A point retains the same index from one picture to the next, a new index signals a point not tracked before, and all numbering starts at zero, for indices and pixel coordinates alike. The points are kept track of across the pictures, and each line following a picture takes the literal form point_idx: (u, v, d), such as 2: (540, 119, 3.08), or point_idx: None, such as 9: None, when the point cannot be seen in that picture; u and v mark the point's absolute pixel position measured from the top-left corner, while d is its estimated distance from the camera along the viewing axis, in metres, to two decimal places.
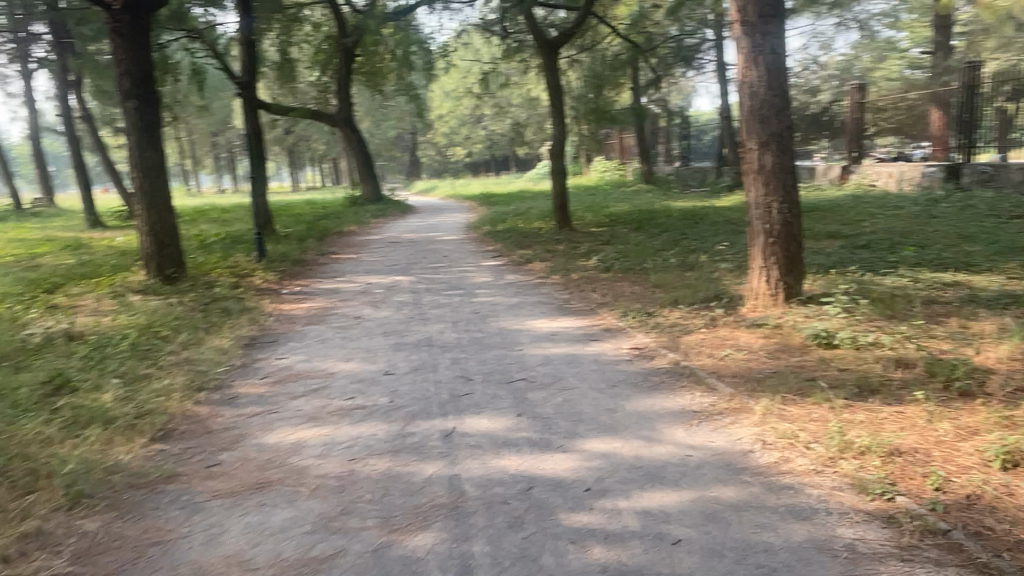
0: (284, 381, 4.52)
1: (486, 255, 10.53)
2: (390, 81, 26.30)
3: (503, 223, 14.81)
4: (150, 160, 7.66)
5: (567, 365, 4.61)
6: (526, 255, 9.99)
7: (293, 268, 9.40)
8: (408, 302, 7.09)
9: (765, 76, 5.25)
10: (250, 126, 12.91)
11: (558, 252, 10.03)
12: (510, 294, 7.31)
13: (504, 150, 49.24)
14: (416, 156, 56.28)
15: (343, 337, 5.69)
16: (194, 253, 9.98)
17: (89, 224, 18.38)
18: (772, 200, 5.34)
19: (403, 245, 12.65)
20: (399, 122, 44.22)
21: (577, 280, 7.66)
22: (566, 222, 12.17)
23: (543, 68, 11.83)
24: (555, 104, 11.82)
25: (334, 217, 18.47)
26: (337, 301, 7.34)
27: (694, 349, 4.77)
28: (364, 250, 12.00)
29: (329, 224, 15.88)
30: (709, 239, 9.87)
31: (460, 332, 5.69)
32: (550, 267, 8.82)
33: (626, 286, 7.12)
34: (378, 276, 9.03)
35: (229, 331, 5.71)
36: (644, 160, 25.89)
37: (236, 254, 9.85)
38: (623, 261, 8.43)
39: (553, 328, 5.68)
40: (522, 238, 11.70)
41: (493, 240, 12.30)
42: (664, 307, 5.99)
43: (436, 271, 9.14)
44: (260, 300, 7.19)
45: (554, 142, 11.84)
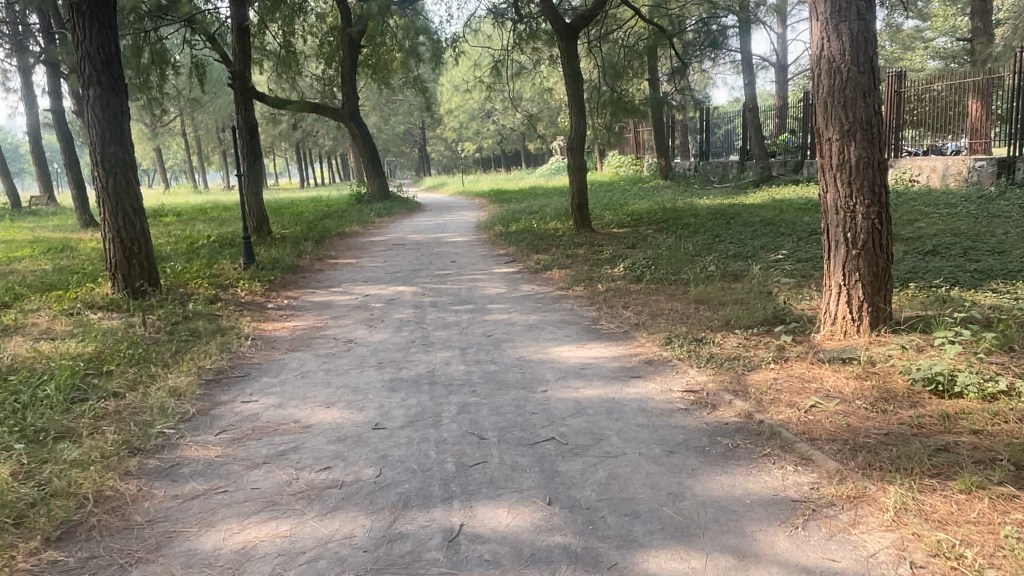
0: (244, 439, 3.52)
1: (498, 261, 9.53)
2: (397, 74, 25.35)
3: (516, 222, 13.80)
4: (116, 156, 6.64)
5: (607, 418, 3.59)
6: (543, 261, 8.99)
7: (285, 276, 8.44)
8: (410, 321, 6.10)
9: (850, 47, 4.23)
10: (242, 119, 11.93)
11: (578, 257, 9.02)
12: (528, 311, 6.30)
13: (515, 145, 48.19)
14: (425, 151, 55.31)
15: (328, 370, 4.70)
16: (177, 258, 9.03)
17: (81, 224, 17.48)
18: (857, 203, 4.33)
19: (408, 248, 11.69)
20: (408, 117, 43.27)
21: (605, 293, 6.64)
22: (585, 223, 11.15)
23: (560, 54, 10.80)
24: (572, 94, 10.78)
25: (338, 216, 17.54)
26: (328, 318, 6.35)
27: (768, 394, 3.75)
28: (366, 254, 11.04)
29: (329, 224, 14.91)
30: (747, 243, 8.84)
31: (470, 364, 4.69)
32: (572, 275, 7.82)
33: (662, 302, 6.11)
34: (378, 285, 8.05)
35: (191, 363, 4.72)
36: (661, 155, 24.79)
37: (223, 259, 8.88)
38: (654, 270, 7.42)
39: (582, 360, 4.66)
40: (537, 241, 10.69)
41: (506, 242, 11.31)
42: (715, 332, 4.97)
43: (442, 280, 8.15)
44: (239, 318, 6.21)
45: (572, 135, 10.82)
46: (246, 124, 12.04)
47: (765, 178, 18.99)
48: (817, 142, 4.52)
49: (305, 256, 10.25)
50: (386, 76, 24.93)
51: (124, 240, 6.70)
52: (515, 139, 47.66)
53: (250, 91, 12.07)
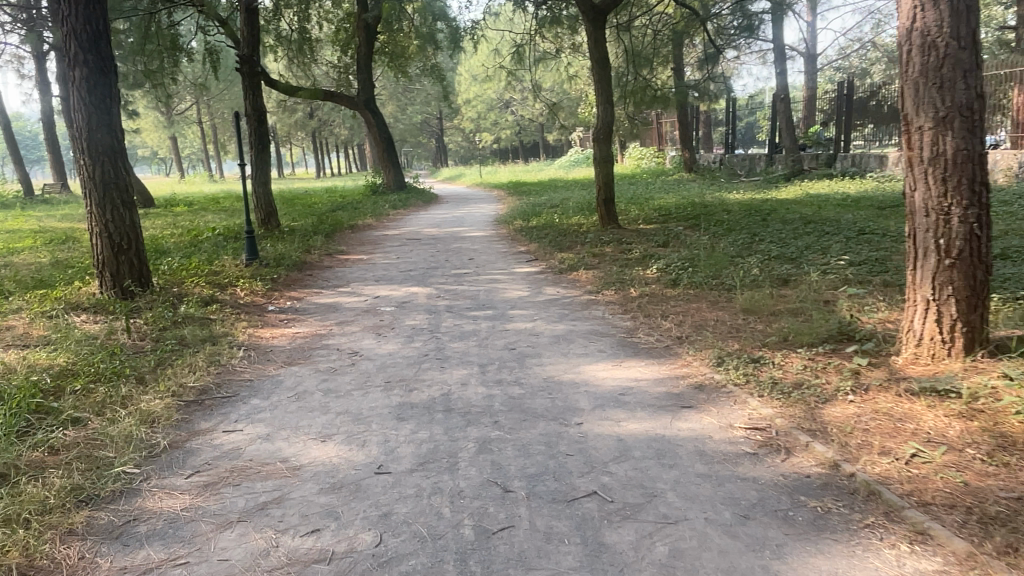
0: (218, 484, 2.91)
1: (518, 259, 8.89)
2: (415, 62, 24.72)
3: (537, 217, 13.15)
4: (104, 143, 6.04)
5: (658, 464, 2.94)
6: (568, 260, 8.34)
7: (291, 274, 7.86)
8: (422, 329, 5.49)
9: (949, 19, 3.55)
10: (251, 106, 11.32)
11: (605, 256, 8.36)
12: (554, 319, 5.65)
13: (533, 135, 47.42)
14: (442, 142, 54.67)
15: (328, 390, 4.10)
16: (178, 253, 8.49)
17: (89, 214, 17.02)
18: (953, 204, 3.64)
19: (423, 243, 11.10)
20: (425, 106, 42.61)
21: (639, 299, 5.98)
22: (611, 218, 10.48)
23: (588, 37, 10.08)
24: (599, 81, 10.09)
25: (352, 208, 16.99)
26: (333, 324, 5.75)
27: (855, 437, 3.08)
28: (379, 249, 10.46)
29: (342, 216, 14.37)
30: (789, 243, 8.14)
31: (490, 386, 4.05)
32: (600, 277, 7.17)
33: (705, 311, 5.46)
34: (389, 285, 7.44)
35: (172, 381, 4.13)
36: (686, 147, 24.00)
37: (225, 254, 8.32)
38: (692, 272, 6.77)
39: (621, 384, 4.00)
40: (560, 237, 10.05)
41: (526, 238, 10.69)
42: (773, 350, 4.31)
43: (459, 281, 7.54)
44: (233, 324, 5.63)
45: (599, 125, 10.14)
46: (254, 111, 11.42)
47: (796, 172, 18.18)
48: (903, 131, 3.84)
49: (314, 251, 9.68)
50: (404, 65, 24.30)
51: (113, 235, 6.11)
52: (534, 129, 46.90)
53: (258, 77, 11.48)
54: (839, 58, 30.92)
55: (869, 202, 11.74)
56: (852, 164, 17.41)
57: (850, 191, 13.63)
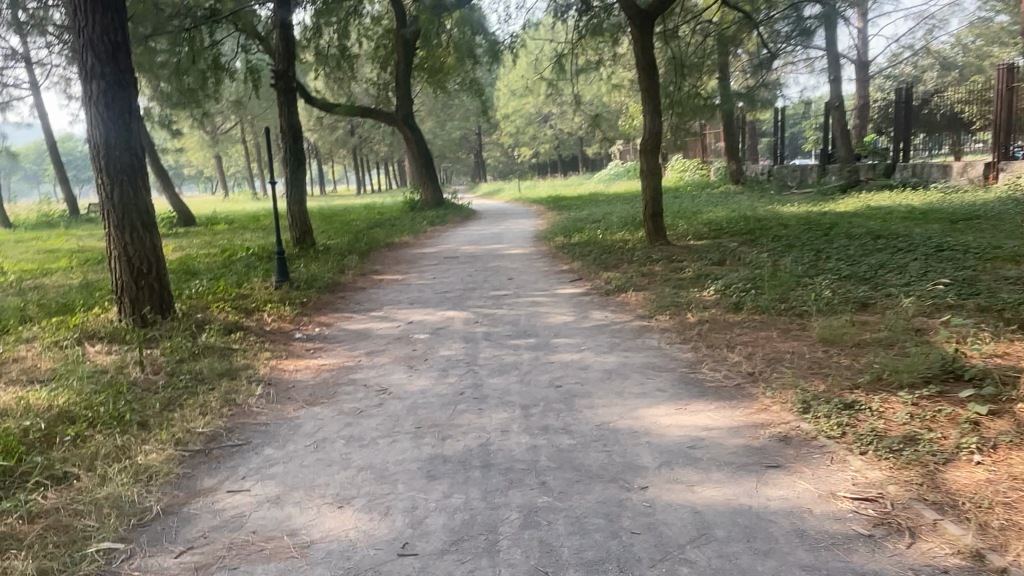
0: (211, 567, 2.42)
1: (561, 279, 8.33)
2: (454, 77, 24.45)
3: (579, 233, 12.59)
4: (123, 161, 5.70)
5: (749, 551, 2.34)
6: (615, 280, 7.76)
7: (322, 297, 7.45)
8: (459, 360, 4.97)
9: None
10: (285, 122, 11.02)
11: (656, 276, 7.75)
12: (604, 349, 5.08)
13: (572, 149, 46.93)
14: (480, 157, 54.54)
15: (352, 436, 3.59)
16: (208, 275, 8.16)
17: None
18: None
19: (460, 262, 10.64)
20: (464, 122, 42.47)
21: (700, 327, 5.37)
22: (659, 234, 9.86)
23: (634, 44, 9.49)
24: (646, 89, 9.52)
25: (390, 224, 16.67)
26: (361, 354, 5.27)
27: (996, 515, 2.46)
28: (415, 268, 10.03)
29: (379, 234, 14.01)
30: (859, 261, 7.44)
31: (536, 433, 3.50)
32: (652, 300, 6.58)
33: (777, 342, 4.84)
34: (424, 309, 6.95)
35: (179, 425, 3.70)
36: (732, 159, 23.21)
37: (255, 276, 7.97)
38: (756, 296, 6.13)
39: (689, 434, 3.41)
40: (605, 255, 9.47)
41: (569, 256, 10.14)
42: (868, 393, 3.68)
43: (499, 304, 7.02)
44: (255, 354, 5.20)
45: (647, 136, 9.55)
46: (289, 128, 11.10)
47: (852, 183, 17.28)
48: None
49: (348, 271, 9.29)
50: (443, 80, 24.05)
51: (132, 258, 5.76)
52: (573, 143, 46.40)
53: (293, 93, 11.18)
54: (890, 65, 29.78)
55: (939, 215, 10.90)
56: (912, 174, 16.46)
57: (915, 204, 12.77)
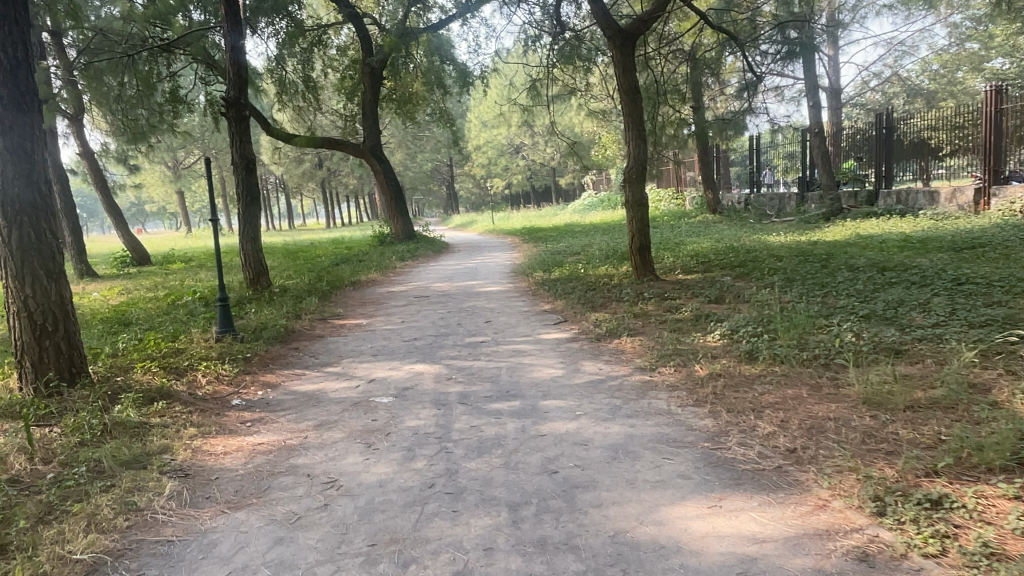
0: None
1: (543, 322, 7.47)
2: (423, 108, 23.79)
3: (558, 267, 11.78)
4: (24, 198, 4.67)
5: None
6: (604, 322, 6.91)
7: (272, 351, 6.50)
8: (428, 434, 4.06)
9: None
10: (237, 154, 10.15)
11: (649, 317, 6.94)
12: (605, 415, 4.19)
13: (545, 180, 46.53)
14: (452, 188, 53.91)
15: (283, 562, 2.67)
16: (142, 327, 7.17)
17: (77, 274, 16.61)
18: None
19: (432, 301, 9.75)
20: (434, 153, 41.88)
21: (714, 383, 4.55)
22: (647, 269, 9.07)
23: (615, 65, 8.79)
24: (629, 114, 8.80)
25: (357, 261, 15.75)
26: (309, 427, 4.33)
27: None
28: (381, 310, 9.12)
29: (343, 271, 13.07)
30: (874, 297, 6.72)
31: (530, 554, 2.61)
32: (651, 347, 5.74)
33: (811, 404, 4.03)
34: (388, 362, 6.03)
35: (48, 550, 2.74)
36: (709, 188, 22.74)
37: (195, 327, 7.00)
38: (772, 342, 5.35)
39: (736, 552, 2.54)
40: (591, 293, 8.66)
41: (550, 294, 9.32)
42: (959, 487, 2.84)
43: (475, 354, 6.14)
44: (178, 433, 4.25)
45: (632, 162, 8.80)
46: (242, 159, 10.23)
47: (835, 211, 16.79)
48: None
49: (305, 316, 8.36)
50: (412, 112, 23.40)
51: (34, 315, 4.74)
52: (545, 174, 46.00)
53: (246, 121, 10.32)
54: (860, 93, 29.83)
55: (938, 243, 10.34)
56: (896, 201, 16.16)
57: (907, 231, 12.24)
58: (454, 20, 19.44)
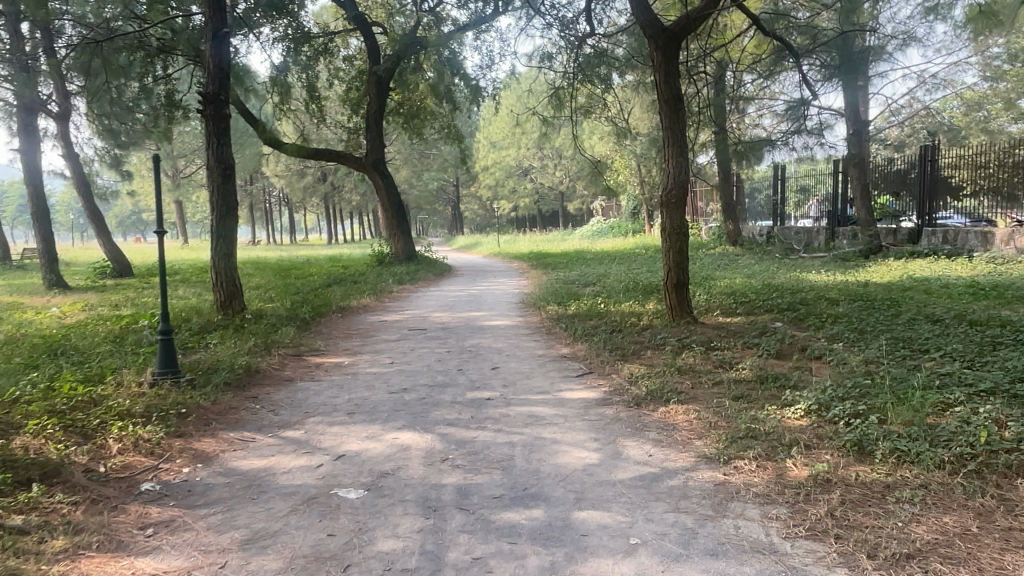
0: None
1: (564, 373, 6.05)
2: (432, 123, 22.59)
3: (575, 301, 10.36)
4: None
5: None
6: (642, 379, 5.49)
7: (223, 401, 5.11)
8: (408, 572, 2.65)
9: None
10: (212, 158, 8.85)
11: (698, 374, 5.55)
12: (677, 549, 2.79)
13: (553, 205, 45.32)
14: (458, 210, 52.86)
15: None
16: (67, 363, 5.78)
17: (48, 285, 15.28)
18: None
19: (429, 336, 8.35)
20: (441, 173, 40.81)
21: (826, 498, 3.17)
22: (683, 310, 7.65)
23: (657, 71, 7.45)
24: (669, 128, 7.48)
25: (351, 282, 14.38)
26: (232, 544, 2.92)
27: None
28: (367, 346, 7.71)
29: (333, 295, 11.70)
30: (986, 362, 5.30)
31: None
32: (711, 423, 4.34)
33: (997, 552, 2.65)
34: (364, 426, 4.61)
35: None
36: (730, 219, 21.41)
37: (133, 364, 5.63)
38: (883, 428, 3.94)
39: None
40: (617, 336, 7.26)
41: (567, 334, 7.91)
42: None
43: (479, 419, 4.72)
44: (36, 548, 2.85)
45: (670, 184, 7.43)
46: (218, 164, 8.90)
47: (874, 249, 15.40)
48: None
49: (276, 350, 6.97)
50: (419, 127, 22.19)
51: None
52: (553, 199, 44.87)
53: (226, 121, 9.00)
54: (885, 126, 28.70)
55: (1017, 291, 8.93)
56: (942, 241, 14.81)
57: (969, 276, 10.83)
58: (467, 31, 18.23)
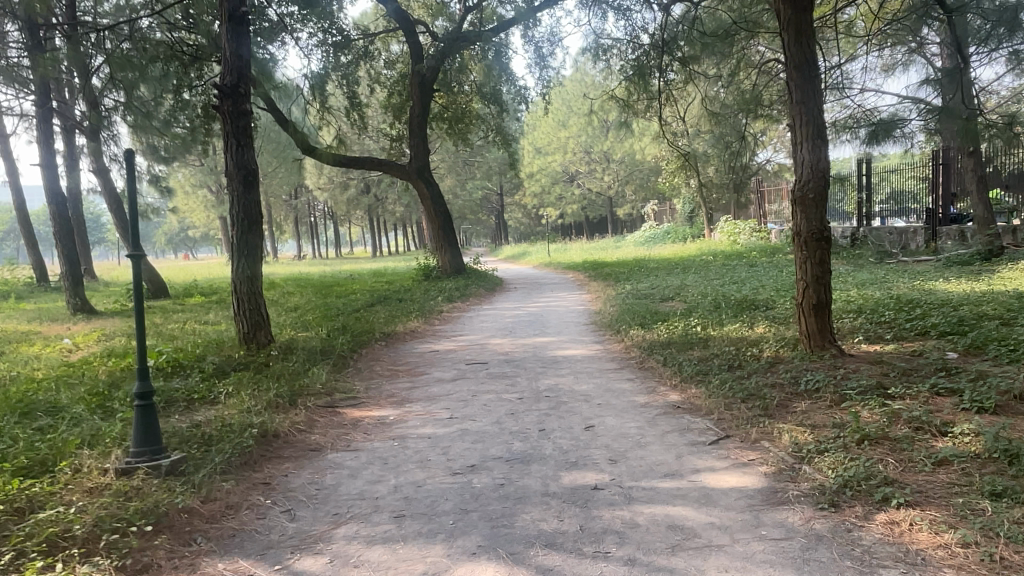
0: None
1: (691, 439, 4.33)
2: (479, 127, 21.03)
3: (663, 322, 8.63)
4: None
5: None
6: (818, 457, 3.77)
7: (217, 500, 3.59)
8: None
9: None
10: (231, 163, 7.44)
11: (900, 445, 3.80)
12: None
13: (602, 212, 43.46)
14: (503, 219, 51.42)
15: None
16: (25, 433, 4.36)
17: (71, 310, 14.19)
18: None
19: (492, 373, 6.72)
20: (485, 180, 39.34)
21: None
22: (826, 340, 5.88)
23: (794, 40, 5.73)
24: (803, 109, 5.77)
25: (396, 301, 12.88)
26: None
27: None
28: (418, 389, 6.11)
29: (376, 318, 10.18)
30: None
31: None
32: (997, 560, 2.59)
33: None
34: (418, 549, 3.00)
35: None
36: None
37: (107, 440, 4.17)
38: None
39: None
40: (744, 376, 5.52)
41: (668, 370, 6.19)
42: None
43: (598, 534, 3.05)
44: None
45: (813, 181, 5.67)
46: (238, 169, 7.47)
47: (997, 251, 13.17)
48: None
49: (304, 403, 5.45)
50: (466, 132, 20.66)
51: None
52: (601, 205, 42.92)
53: (247, 118, 7.54)
54: None
55: None
56: None
57: None
58: (514, 26, 16.68)
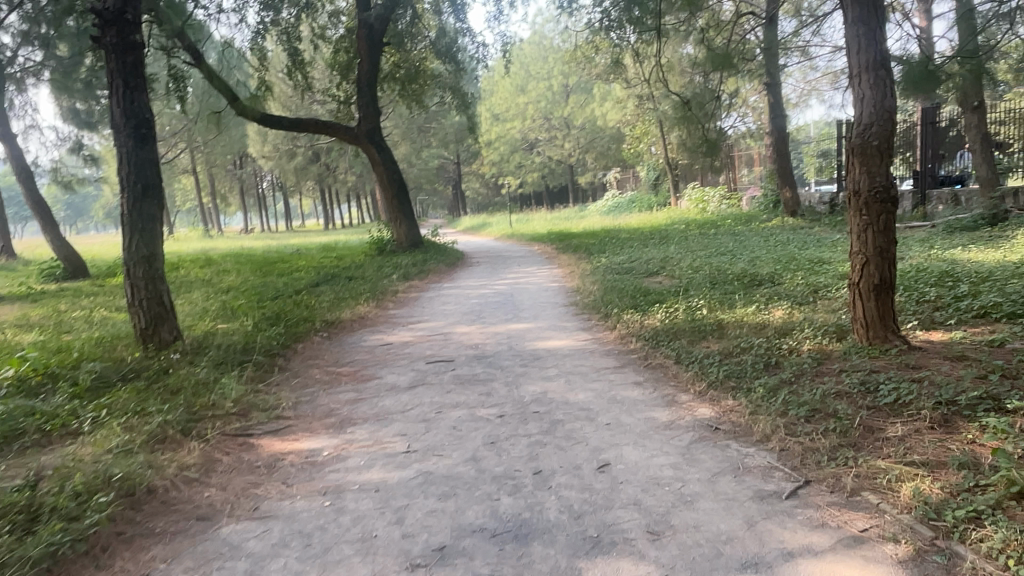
0: None
1: (759, 491, 2.97)
2: (435, 88, 19.26)
3: (658, 303, 7.28)
4: None
5: None
6: (975, 529, 2.46)
7: None
8: None
9: None
10: (118, 109, 5.80)
11: None
12: None
13: (562, 181, 41.94)
14: (460, 190, 49.49)
15: None
16: None
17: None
18: None
19: (460, 375, 5.27)
20: (440, 148, 37.35)
21: None
22: (886, 328, 4.62)
23: None
24: (863, 31, 4.40)
25: (344, 280, 11.25)
26: None
27: None
28: (364, 403, 4.64)
29: (318, 302, 8.65)
30: None
31: None
32: None
33: None
34: None
35: None
36: (788, 185, 18.12)
37: None
38: None
39: None
40: (792, 382, 4.20)
41: (685, 371, 4.84)
42: None
43: None
44: None
45: (877, 125, 4.33)
46: (127, 120, 5.82)
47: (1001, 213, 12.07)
48: None
49: (205, 435, 3.94)
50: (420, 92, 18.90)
51: None
52: (562, 174, 41.35)
53: (137, 55, 5.87)
54: None
55: None
56: None
57: None
58: None
